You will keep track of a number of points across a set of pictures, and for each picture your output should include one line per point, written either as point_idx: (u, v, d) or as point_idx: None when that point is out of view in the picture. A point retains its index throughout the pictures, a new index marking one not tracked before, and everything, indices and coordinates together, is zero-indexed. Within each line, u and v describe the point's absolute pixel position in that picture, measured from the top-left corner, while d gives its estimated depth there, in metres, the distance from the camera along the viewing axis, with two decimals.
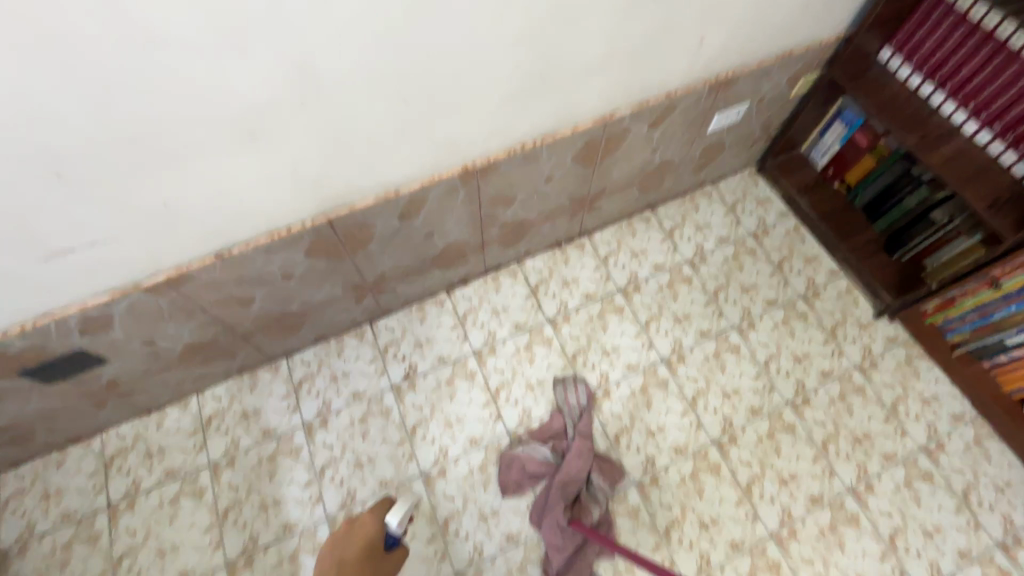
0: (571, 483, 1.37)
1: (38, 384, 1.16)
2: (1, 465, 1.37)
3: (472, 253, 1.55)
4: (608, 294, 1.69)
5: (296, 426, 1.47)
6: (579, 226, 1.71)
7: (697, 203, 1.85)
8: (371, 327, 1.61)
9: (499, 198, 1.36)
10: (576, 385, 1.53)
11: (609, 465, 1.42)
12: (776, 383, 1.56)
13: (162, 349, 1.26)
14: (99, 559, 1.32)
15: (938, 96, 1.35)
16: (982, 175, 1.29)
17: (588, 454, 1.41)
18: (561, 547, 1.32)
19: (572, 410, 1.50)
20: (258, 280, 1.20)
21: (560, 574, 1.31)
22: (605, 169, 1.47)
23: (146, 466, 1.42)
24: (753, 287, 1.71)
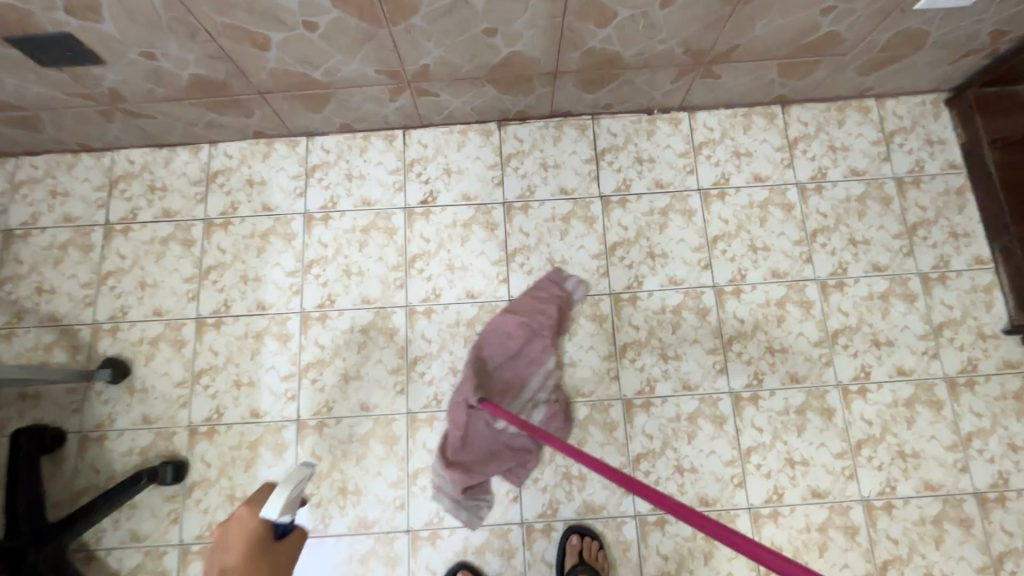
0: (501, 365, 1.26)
1: (32, 63, 1.05)
2: (17, 148, 1.36)
3: (540, 81, 1.25)
4: (682, 190, 1.37)
5: (297, 212, 1.36)
6: (682, 95, 1.35)
7: (845, 116, 1.41)
8: (404, 135, 1.40)
9: (592, 9, 1.02)
10: (566, 279, 1.32)
11: (557, 408, 1.23)
12: (835, 359, 1.28)
13: (166, 71, 1.11)
14: (88, 269, 1.34)
15: None
16: None
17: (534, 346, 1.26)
18: (460, 429, 1.20)
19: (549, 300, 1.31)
20: (273, 17, 0.98)
21: (452, 457, 1.20)
22: (745, 18, 1.07)
23: (147, 199, 1.37)
24: (865, 242, 1.34)
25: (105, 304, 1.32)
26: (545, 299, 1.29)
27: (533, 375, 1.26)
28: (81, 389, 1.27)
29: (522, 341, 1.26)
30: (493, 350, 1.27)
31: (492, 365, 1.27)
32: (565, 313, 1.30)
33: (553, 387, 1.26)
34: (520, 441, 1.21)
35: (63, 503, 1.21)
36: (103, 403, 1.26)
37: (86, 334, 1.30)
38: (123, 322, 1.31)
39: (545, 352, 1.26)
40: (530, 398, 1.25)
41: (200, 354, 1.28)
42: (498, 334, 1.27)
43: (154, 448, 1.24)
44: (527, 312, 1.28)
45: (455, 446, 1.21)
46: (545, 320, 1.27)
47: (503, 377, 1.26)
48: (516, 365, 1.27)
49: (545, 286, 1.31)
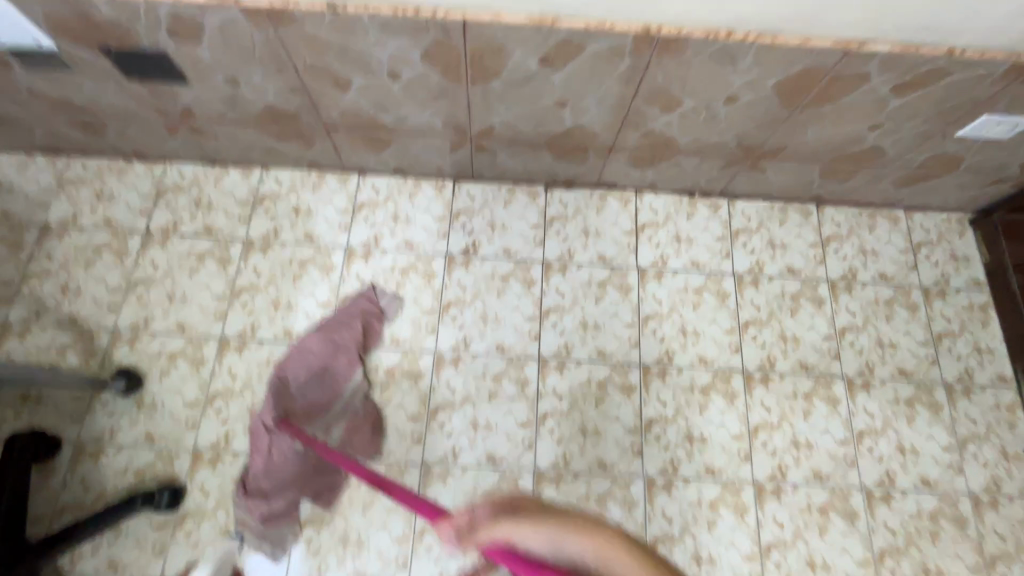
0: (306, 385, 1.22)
1: (117, 74, 1.09)
2: (72, 148, 1.37)
3: (595, 153, 1.30)
4: (718, 273, 1.40)
5: (339, 245, 1.36)
6: (725, 183, 1.41)
7: (876, 223, 1.46)
8: (453, 185, 1.43)
9: (660, 96, 1.08)
10: (381, 295, 1.33)
11: (362, 422, 1.22)
12: (860, 461, 1.26)
13: (243, 98, 1.15)
14: (119, 274, 1.32)
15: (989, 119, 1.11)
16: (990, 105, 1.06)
17: (339, 363, 1.24)
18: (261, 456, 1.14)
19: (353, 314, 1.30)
20: (362, 64, 1.03)
21: (251, 486, 1.14)
22: (799, 123, 1.14)
23: (191, 213, 1.38)
24: (892, 346, 1.36)
25: (129, 313, 1.29)
26: (353, 315, 1.29)
27: (342, 391, 1.24)
28: (88, 397, 1.22)
29: (326, 358, 1.24)
30: (299, 369, 1.22)
31: (298, 385, 1.22)
32: (373, 328, 1.30)
33: (360, 402, 1.24)
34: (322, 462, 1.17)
35: (44, 519, 1.13)
36: (107, 416, 1.20)
37: (104, 340, 1.26)
38: (144, 333, 1.27)
39: (354, 368, 1.25)
40: (333, 415, 1.22)
41: (218, 376, 1.25)
42: (302, 352, 1.23)
43: (152, 471, 1.17)
44: (336, 329, 1.27)
45: (256, 475, 1.14)
46: (352, 336, 1.26)
47: (308, 397, 1.22)
48: (321, 383, 1.23)
49: (356, 303, 1.31)
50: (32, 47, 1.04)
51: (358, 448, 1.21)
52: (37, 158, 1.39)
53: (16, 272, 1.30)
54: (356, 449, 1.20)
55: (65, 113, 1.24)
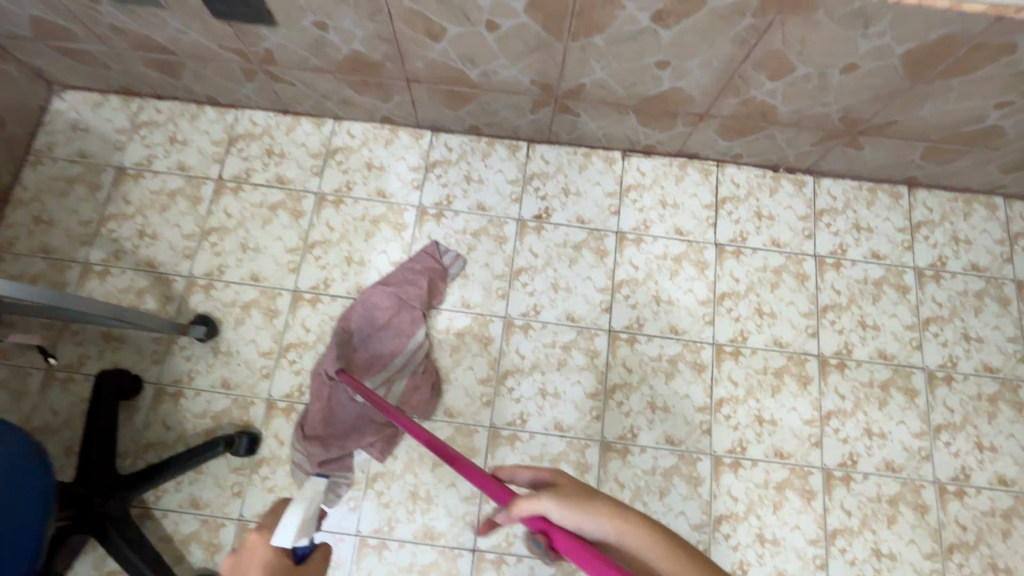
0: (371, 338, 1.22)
1: (204, 13, 1.05)
2: (146, 89, 1.35)
3: (685, 120, 1.23)
4: (799, 253, 1.35)
5: (410, 203, 1.34)
6: (817, 158, 1.33)
7: (972, 209, 1.37)
8: (527, 147, 1.38)
9: (773, 61, 1.01)
10: (445, 252, 1.29)
11: (421, 381, 1.19)
12: (934, 454, 1.23)
13: (329, 44, 1.10)
14: (193, 221, 1.32)
15: None
16: None
17: (403, 318, 1.22)
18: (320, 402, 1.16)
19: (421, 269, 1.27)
20: (460, 12, 0.97)
21: (310, 431, 1.16)
22: (918, 97, 1.06)
23: (262, 162, 1.36)
24: (979, 339, 1.30)
25: (204, 260, 1.29)
26: (418, 271, 1.26)
27: (400, 347, 1.21)
28: (166, 341, 1.24)
29: (389, 312, 1.22)
30: (361, 320, 1.22)
31: (360, 337, 1.22)
32: (437, 286, 1.27)
33: (420, 358, 1.21)
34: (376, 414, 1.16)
35: (127, 455, 1.17)
36: (185, 360, 1.23)
37: (180, 285, 1.28)
38: (219, 281, 1.28)
39: (414, 324, 1.22)
40: (391, 369, 1.20)
41: (291, 328, 1.26)
42: (366, 305, 1.23)
43: (229, 416, 1.20)
44: (399, 283, 1.24)
45: (315, 421, 1.16)
46: (415, 292, 1.23)
47: (369, 349, 1.21)
48: (384, 337, 1.22)
49: (421, 259, 1.28)
50: None
51: (415, 406, 1.19)
52: (111, 98, 1.38)
53: (94, 213, 1.31)
54: (411, 405, 1.19)
55: (145, 52, 1.21)
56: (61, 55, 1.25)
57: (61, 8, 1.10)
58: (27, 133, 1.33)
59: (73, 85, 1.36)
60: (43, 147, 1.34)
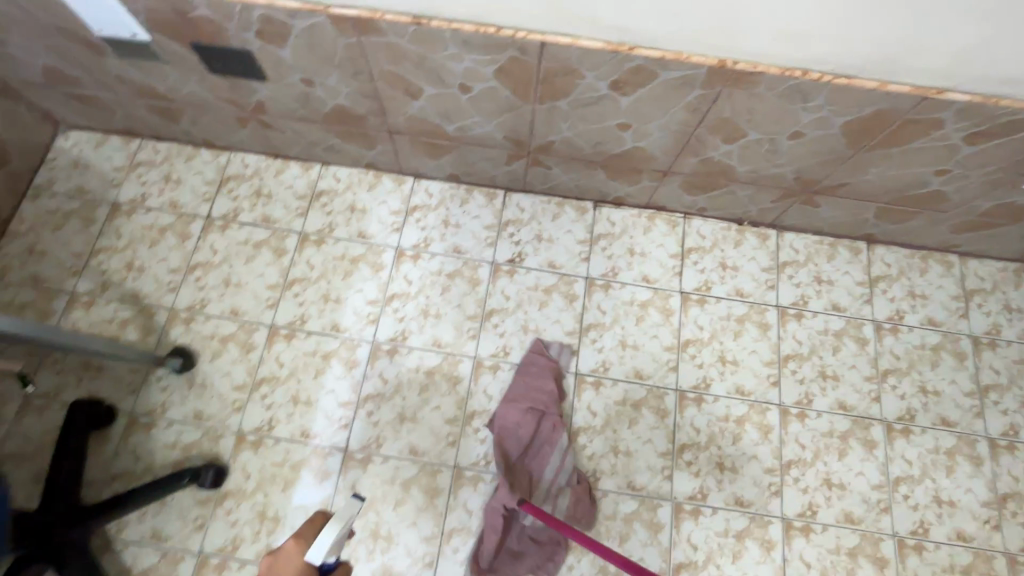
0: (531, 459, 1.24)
1: (202, 67, 1.14)
2: (145, 131, 1.44)
3: (650, 175, 1.31)
4: (761, 303, 1.40)
5: (389, 244, 1.40)
6: (777, 214, 1.40)
7: (927, 266, 1.43)
8: (504, 195, 1.45)
9: (725, 127, 1.09)
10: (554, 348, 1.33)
11: (582, 490, 1.21)
12: (893, 507, 1.24)
13: (316, 98, 1.19)
14: (180, 256, 1.37)
15: None
16: None
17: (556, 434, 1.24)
18: (495, 535, 1.15)
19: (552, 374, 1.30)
20: (435, 75, 1.06)
21: (483, 564, 1.15)
22: (863, 162, 1.13)
23: (250, 201, 1.43)
24: (935, 393, 1.33)
25: (187, 294, 1.34)
26: (539, 374, 1.29)
27: (549, 458, 1.24)
28: (143, 371, 1.27)
29: (532, 426, 1.24)
30: (510, 442, 1.23)
31: (513, 458, 1.22)
32: (561, 387, 1.30)
33: (570, 467, 1.23)
34: (548, 534, 1.18)
35: (94, 484, 1.19)
36: (160, 390, 1.26)
37: (161, 317, 1.32)
38: (200, 314, 1.33)
39: (555, 431, 1.25)
40: (552, 484, 1.22)
41: (266, 362, 1.29)
42: (508, 421, 1.24)
43: (199, 447, 1.22)
44: (529, 393, 1.26)
45: (489, 554, 1.15)
46: (546, 398, 1.26)
47: (525, 468, 1.23)
48: (535, 454, 1.24)
49: (535, 360, 1.30)
50: (127, 37, 1.09)
51: (579, 517, 1.19)
52: (113, 138, 1.46)
53: (85, 246, 1.37)
54: (578, 517, 1.19)
55: (146, 99, 1.30)
56: (69, 99, 1.34)
57: (71, 59, 1.19)
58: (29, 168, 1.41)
59: (78, 125, 1.45)
60: (43, 182, 1.42)
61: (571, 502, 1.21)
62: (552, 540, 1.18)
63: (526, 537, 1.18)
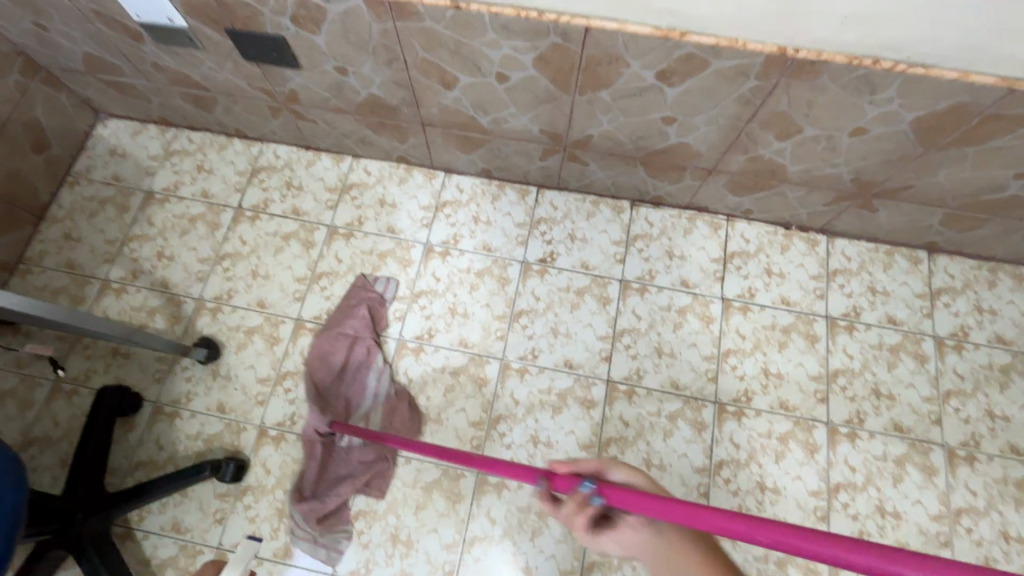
0: (349, 389, 1.23)
1: (236, 54, 1.12)
2: (181, 121, 1.44)
3: (692, 174, 1.23)
4: (809, 313, 1.31)
5: (418, 240, 1.36)
6: (830, 218, 1.30)
7: (997, 279, 1.31)
8: (537, 192, 1.40)
9: (780, 121, 1.01)
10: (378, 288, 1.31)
11: (398, 403, 1.21)
12: (955, 541, 1.14)
13: (349, 86, 1.16)
14: (209, 246, 1.37)
15: None
16: None
17: (361, 352, 1.25)
18: (314, 462, 1.16)
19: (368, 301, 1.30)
20: (472, 62, 1.01)
21: (306, 491, 1.15)
22: (932, 163, 1.03)
23: (281, 193, 1.41)
24: (1004, 418, 1.22)
25: (215, 284, 1.34)
26: (353, 305, 1.29)
27: (365, 381, 1.24)
28: (169, 360, 1.27)
29: (345, 354, 1.24)
30: (323, 371, 1.23)
31: (327, 386, 1.23)
32: (378, 313, 1.29)
33: (387, 384, 1.23)
34: (372, 452, 1.17)
35: (117, 471, 1.18)
36: (185, 380, 1.25)
37: (189, 307, 1.31)
38: (227, 305, 1.32)
39: (368, 354, 1.25)
40: (371, 405, 1.22)
41: (290, 356, 1.27)
42: (325, 358, 1.24)
43: (221, 440, 1.21)
44: (341, 322, 1.27)
45: (312, 480, 1.16)
46: (357, 324, 1.26)
47: (341, 396, 1.23)
48: (351, 383, 1.23)
49: (355, 293, 1.30)
50: (164, 23, 1.08)
51: (398, 428, 1.19)
52: (149, 127, 1.47)
53: (119, 233, 1.38)
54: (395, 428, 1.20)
55: (181, 88, 1.29)
56: (108, 87, 1.35)
57: (110, 46, 1.19)
58: (69, 154, 1.42)
59: (116, 113, 1.46)
60: (82, 169, 1.43)
61: (377, 414, 1.21)
62: (376, 457, 1.17)
63: (352, 460, 1.18)
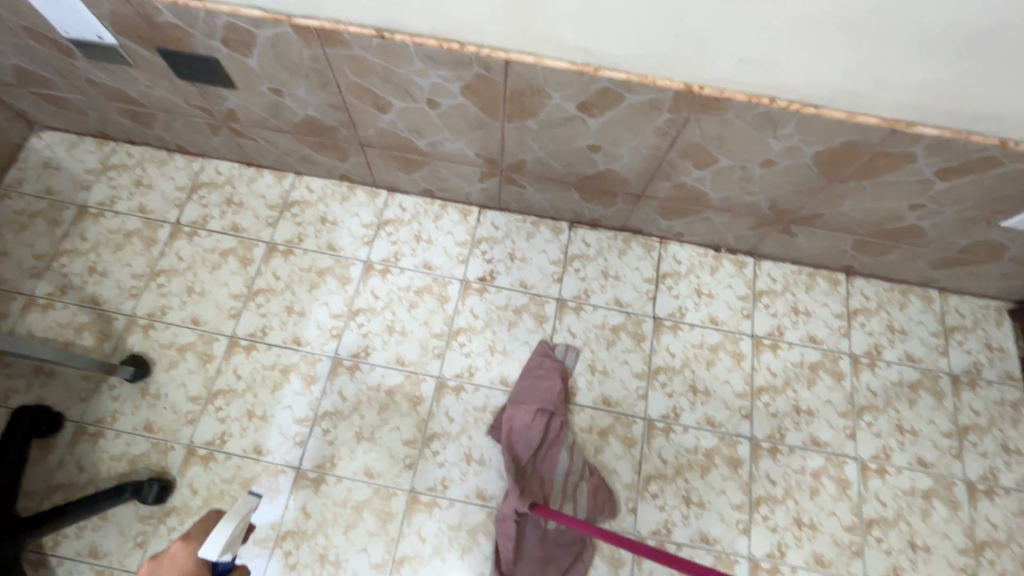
0: (538, 458, 1.21)
1: (170, 73, 1.13)
2: (119, 135, 1.43)
3: (623, 198, 1.28)
4: (736, 332, 1.36)
5: (359, 258, 1.37)
6: (754, 242, 1.37)
7: (907, 300, 1.40)
8: (478, 213, 1.43)
9: (695, 151, 1.07)
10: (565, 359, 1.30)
11: (598, 482, 1.19)
12: (865, 551, 1.19)
13: (285, 107, 1.17)
14: (143, 261, 1.35)
15: None
16: None
17: (556, 427, 1.22)
18: (510, 542, 1.12)
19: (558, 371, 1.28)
20: (402, 89, 1.04)
21: (507, 573, 1.11)
22: (837, 193, 1.11)
23: (221, 209, 1.41)
24: (912, 432, 1.29)
25: (148, 300, 1.32)
26: (545, 375, 1.27)
27: (558, 459, 1.21)
28: (95, 378, 1.24)
29: (542, 429, 1.21)
30: (522, 447, 1.20)
31: (525, 462, 1.19)
32: (566, 384, 1.28)
33: (582, 463, 1.21)
34: (571, 534, 1.14)
35: (33, 495, 1.15)
36: (111, 399, 1.22)
37: (119, 324, 1.29)
38: (159, 321, 1.30)
39: (563, 430, 1.23)
40: (567, 484, 1.19)
41: (223, 374, 1.26)
42: (516, 427, 1.21)
43: (146, 460, 1.18)
44: (536, 397, 1.24)
45: (508, 559, 1.11)
46: (552, 398, 1.23)
47: (535, 471, 1.20)
48: (541, 454, 1.21)
49: (539, 361, 1.28)
50: (93, 39, 1.08)
51: (601, 508, 1.18)
52: (87, 140, 1.45)
53: (48, 248, 1.35)
54: (598, 510, 1.18)
55: (117, 103, 1.29)
56: (41, 99, 1.33)
57: (40, 59, 1.18)
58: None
59: (52, 125, 1.44)
60: (12, 181, 1.40)
61: (581, 499, 1.18)
62: (576, 539, 1.15)
63: (550, 542, 1.14)
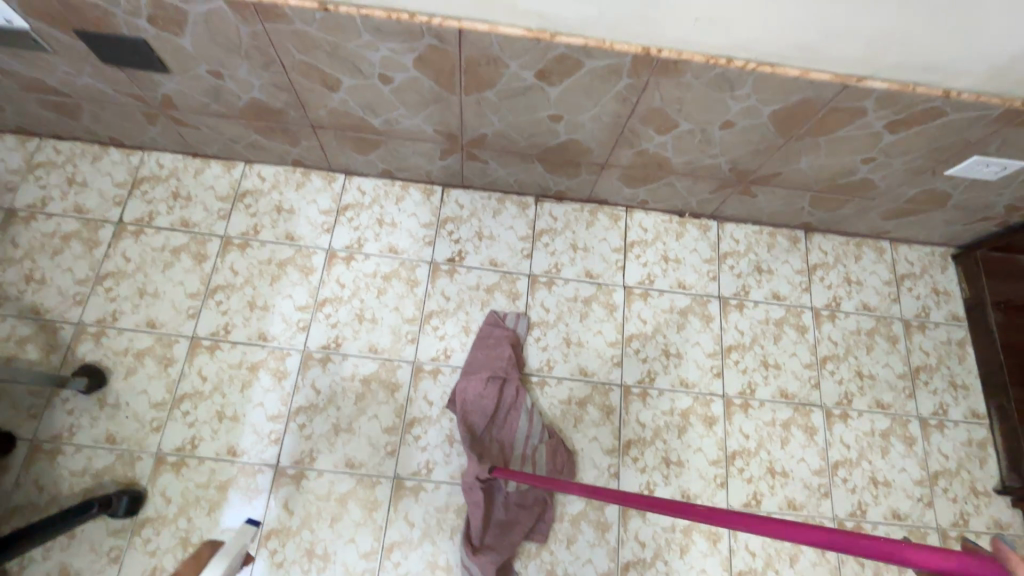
0: (495, 425, 1.21)
1: (94, 58, 1.04)
2: (44, 130, 1.31)
3: (587, 168, 1.27)
4: (704, 295, 1.39)
5: (320, 246, 1.33)
6: (717, 205, 1.39)
7: (861, 252, 1.46)
8: (441, 192, 1.40)
9: (657, 117, 1.06)
10: (515, 328, 1.30)
11: (556, 443, 1.21)
12: (833, 491, 1.27)
13: (227, 91, 1.10)
14: (87, 265, 1.26)
15: (975, 158, 1.09)
16: (971, 145, 1.06)
17: (509, 393, 1.23)
18: (477, 510, 1.12)
19: (508, 338, 1.28)
20: (351, 65, 0.99)
21: (476, 541, 1.11)
22: (793, 151, 1.13)
23: (167, 204, 1.32)
24: (871, 377, 1.36)
25: (96, 306, 1.24)
26: (496, 343, 1.27)
27: (517, 424, 1.22)
28: (46, 393, 1.17)
29: (495, 397, 1.21)
30: (477, 416, 1.20)
31: (481, 431, 1.19)
32: (519, 351, 1.29)
33: (541, 426, 1.22)
34: (533, 496, 1.16)
35: None
36: (66, 414, 1.16)
37: (66, 334, 1.21)
38: (111, 328, 1.22)
39: (518, 395, 1.23)
40: (526, 448, 1.21)
41: (187, 377, 1.20)
42: (469, 398, 1.20)
43: (112, 473, 1.13)
44: (486, 364, 1.24)
45: (476, 527, 1.12)
46: (505, 364, 1.24)
47: (494, 438, 1.21)
48: (498, 422, 1.22)
49: (491, 331, 1.28)
50: (2, 24, 0.99)
51: (561, 468, 1.20)
52: (7, 138, 1.33)
53: None
54: (559, 470, 1.20)
55: (38, 95, 1.18)
56: None
57: None
58: None
59: None
60: None
61: (540, 461, 1.20)
62: (538, 501, 1.17)
63: (512, 504, 1.15)
